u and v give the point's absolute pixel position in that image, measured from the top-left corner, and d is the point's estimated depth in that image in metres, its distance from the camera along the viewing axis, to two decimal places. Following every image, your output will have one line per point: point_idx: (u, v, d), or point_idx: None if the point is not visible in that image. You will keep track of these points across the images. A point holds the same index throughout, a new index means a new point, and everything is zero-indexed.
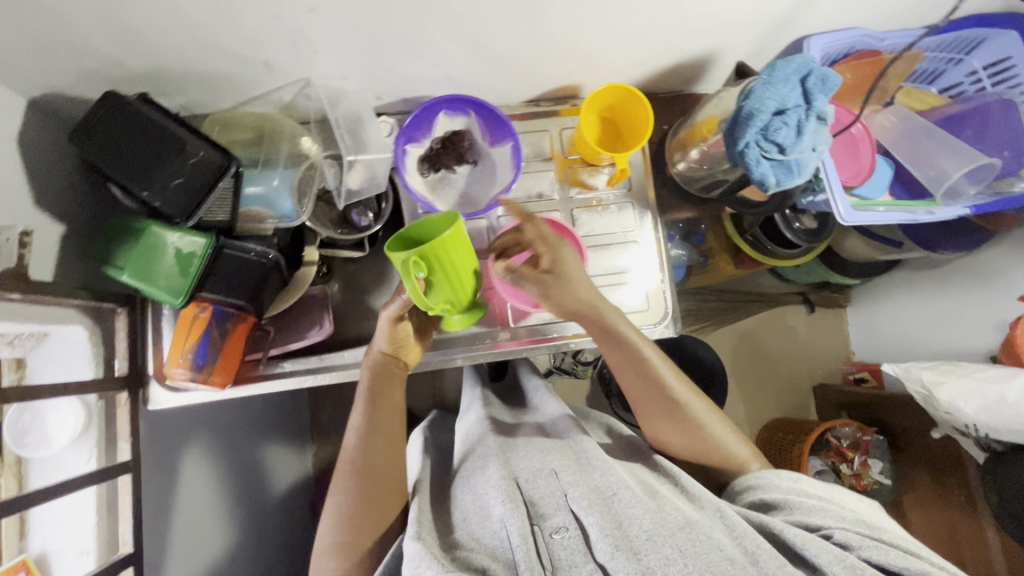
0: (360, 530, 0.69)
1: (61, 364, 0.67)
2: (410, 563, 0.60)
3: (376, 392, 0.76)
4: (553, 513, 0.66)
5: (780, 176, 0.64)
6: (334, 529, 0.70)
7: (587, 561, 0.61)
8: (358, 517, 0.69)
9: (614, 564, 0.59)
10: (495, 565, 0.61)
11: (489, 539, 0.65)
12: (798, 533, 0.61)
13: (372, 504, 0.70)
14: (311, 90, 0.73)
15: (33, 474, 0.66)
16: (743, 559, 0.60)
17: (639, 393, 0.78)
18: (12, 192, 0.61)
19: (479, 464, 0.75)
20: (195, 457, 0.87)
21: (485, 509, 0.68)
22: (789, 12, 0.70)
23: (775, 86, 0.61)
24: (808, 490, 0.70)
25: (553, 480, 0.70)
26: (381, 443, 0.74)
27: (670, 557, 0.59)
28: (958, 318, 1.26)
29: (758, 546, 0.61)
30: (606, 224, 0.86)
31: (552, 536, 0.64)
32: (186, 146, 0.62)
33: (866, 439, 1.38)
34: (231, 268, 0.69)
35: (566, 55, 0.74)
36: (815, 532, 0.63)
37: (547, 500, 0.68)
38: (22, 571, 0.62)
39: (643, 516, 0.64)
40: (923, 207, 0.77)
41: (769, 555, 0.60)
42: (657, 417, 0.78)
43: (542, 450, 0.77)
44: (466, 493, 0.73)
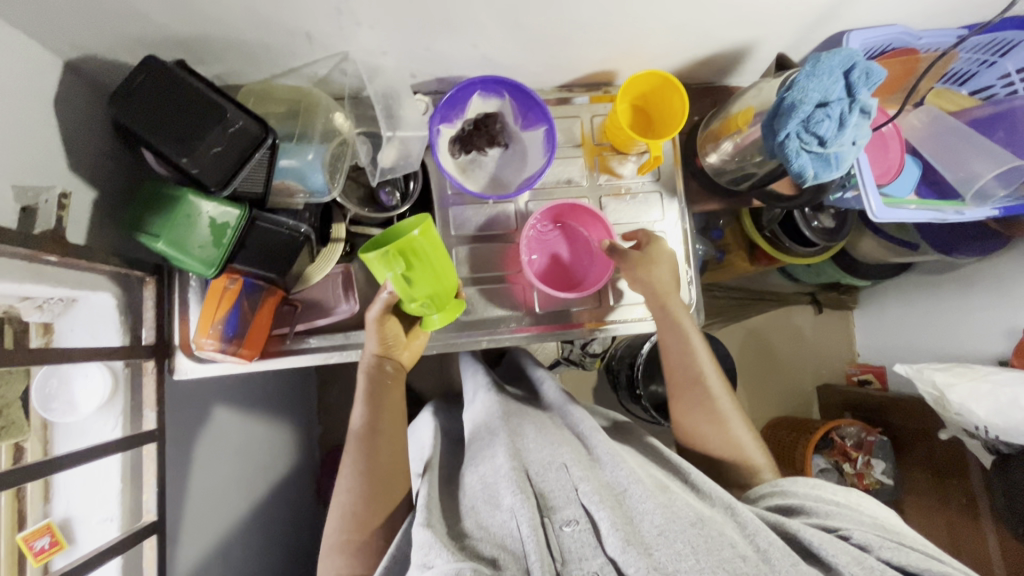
0: (365, 524, 0.69)
1: (87, 331, 0.67)
2: (420, 549, 0.59)
3: (373, 390, 0.76)
4: (563, 506, 0.66)
5: (818, 169, 0.65)
6: (336, 526, 0.70)
7: (596, 555, 0.60)
8: (364, 508, 0.70)
9: (625, 559, 0.58)
10: (503, 555, 0.60)
11: (497, 528, 0.64)
12: (817, 535, 0.59)
13: (377, 494, 0.71)
14: (348, 65, 0.73)
15: (59, 440, 0.67)
16: (755, 557, 0.58)
17: (678, 374, 0.81)
18: (47, 154, 0.60)
19: (490, 451, 0.76)
20: (208, 430, 0.87)
21: (494, 498, 0.68)
22: (832, 6, 0.70)
23: (819, 78, 0.61)
24: (827, 494, 0.69)
25: (564, 473, 0.70)
26: (383, 435, 0.74)
27: (681, 553, 0.58)
28: (966, 322, 1.27)
29: (771, 543, 0.59)
30: (633, 212, 0.87)
31: (562, 528, 0.64)
32: (226, 113, 0.61)
33: (870, 439, 1.40)
34: (263, 240, 0.69)
35: (604, 40, 0.74)
36: (834, 533, 0.62)
37: (557, 493, 0.68)
38: (48, 534, 0.64)
39: (654, 511, 0.62)
40: (952, 208, 0.77)
41: (781, 551, 0.58)
42: (687, 404, 0.81)
43: (550, 437, 0.78)
44: (475, 477, 0.74)
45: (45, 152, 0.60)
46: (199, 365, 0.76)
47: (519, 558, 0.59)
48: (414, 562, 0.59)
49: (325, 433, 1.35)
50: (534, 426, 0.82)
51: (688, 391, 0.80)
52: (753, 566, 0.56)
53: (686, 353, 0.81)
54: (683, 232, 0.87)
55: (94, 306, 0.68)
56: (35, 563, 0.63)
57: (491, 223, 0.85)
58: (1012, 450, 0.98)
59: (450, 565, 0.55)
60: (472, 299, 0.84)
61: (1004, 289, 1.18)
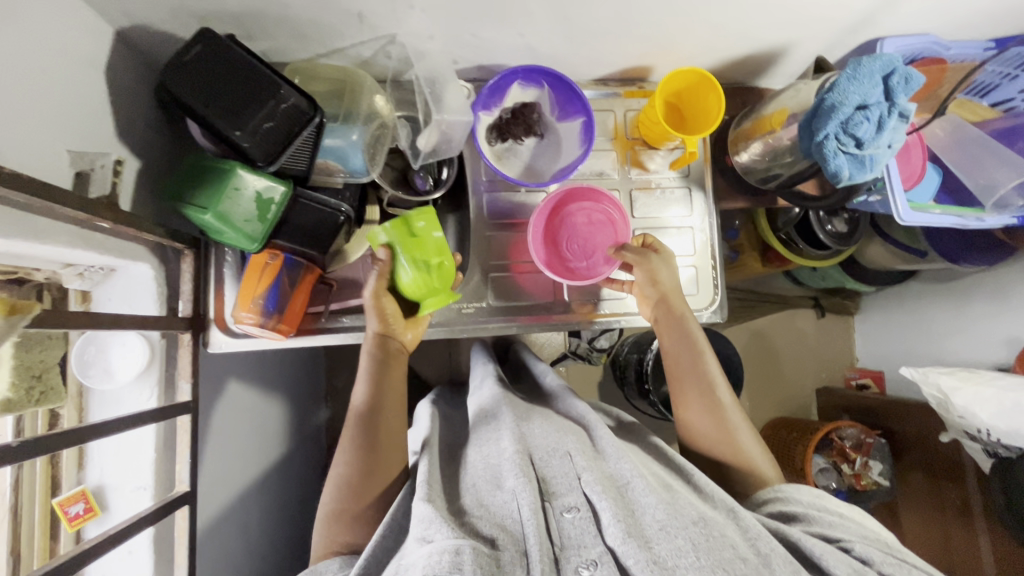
0: (359, 497, 0.67)
1: (126, 300, 0.68)
2: (419, 524, 0.57)
3: (375, 367, 0.74)
4: (564, 492, 0.61)
5: (853, 170, 0.67)
6: (331, 497, 0.68)
7: (595, 544, 0.56)
8: (360, 486, 0.68)
9: (623, 550, 0.54)
10: (502, 536, 0.56)
11: (498, 509, 0.60)
12: (819, 544, 0.57)
13: (376, 470, 0.69)
14: (394, 47, 0.74)
15: (93, 407, 0.67)
16: (755, 560, 0.54)
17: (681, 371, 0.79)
18: (98, 122, 0.60)
19: (494, 434, 0.73)
20: (227, 405, 0.87)
21: (497, 480, 0.64)
22: (870, 12, 0.72)
23: (860, 81, 0.63)
24: (829, 504, 0.66)
25: (568, 461, 0.65)
26: (385, 414, 0.72)
27: (682, 549, 0.54)
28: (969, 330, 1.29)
29: (773, 549, 0.56)
30: (661, 206, 0.89)
31: (561, 515, 0.59)
32: (279, 89, 0.62)
33: (869, 441, 1.37)
34: (305, 218, 0.70)
35: (647, 35, 0.75)
36: (834, 544, 0.59)
37: (559, 480, 0.63)
38: (82, 501, 0.65)
39: (657, 505, 0.58)
40: (974, 215, 0.81)
41: (783, 558, 0.55)
42: (693, 409, 0.78)
43: (554, 428, 0.73)
44: (477, 459, 0.70)
45: (98, 118, 0.60)
46: (233, 340, 0.77)
47: (519, 540, 0.56)
48: (412, 536, 0.56)
49: (332, 418, 1.34)
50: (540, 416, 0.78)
51: (695, 394, 0.78)
52: (752, 568, 0.53)
53: (694, 355, 0.79)
54: (709, 229, 0.89)
55: (133, 276, 0.68)
56: (69, 528, 0.64)
57: (521, 210, 0.87)
58: (1013, 455, 1.00)
59: (449, 541, 0.52)
60: (502, 286, 0.85)
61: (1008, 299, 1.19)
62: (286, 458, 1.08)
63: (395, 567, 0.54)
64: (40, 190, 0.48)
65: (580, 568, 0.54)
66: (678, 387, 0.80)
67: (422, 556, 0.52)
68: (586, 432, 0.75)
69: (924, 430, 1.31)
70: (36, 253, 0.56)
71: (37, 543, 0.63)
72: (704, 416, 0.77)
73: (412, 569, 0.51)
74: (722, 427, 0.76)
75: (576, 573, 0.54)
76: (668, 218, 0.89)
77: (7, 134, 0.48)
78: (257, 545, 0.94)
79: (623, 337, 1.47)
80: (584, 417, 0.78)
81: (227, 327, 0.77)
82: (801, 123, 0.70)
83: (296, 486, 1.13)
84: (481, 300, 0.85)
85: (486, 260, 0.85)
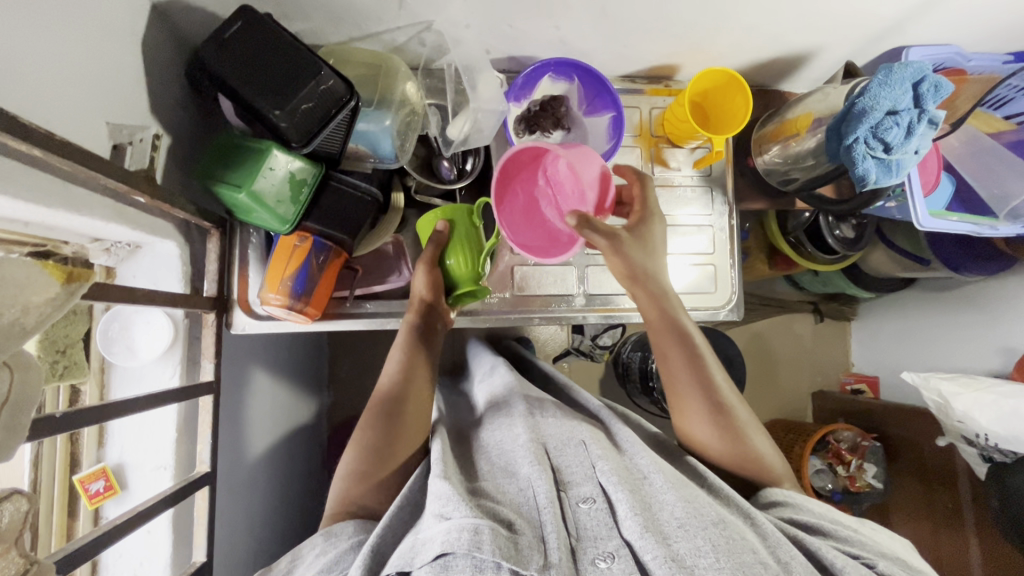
0: (382, 464, 0.67)
1: (150, 276, 0.67)
2: (438, 500, 0.55)
3: (416, 335, 0.76)
4: (580, 483, 0.59)
5: (880, 174, 0.68)
6: (354, 458, 0.67)
7: (613, 536, 0.53)
8: (380, 450, 0.67)
9: (641, 545, 0.50)
10: (519, 520, 0.54)
11: (514, 496, 0.58)
12: (840, 557, 0.53)
13: (401, 438, 0.69)
14: (429, 34, 0.74)
15: (116, 384, 0.67)
16: (777, 567, 0.50)
17: (675, 369, 0.73)
18: (134, 95, 0.60)
19: (508, 421, 0.71)
20: (249, 390, 0.87)
21: (512, 468, 0.63)
22: (898, 21, 0.73)
23: (891, 87, 0.64)
24: (842, 519, 0.62)
25: (582, 449, 0.64)
26: (416, 386, 0.73)
27: (701, 548, 0.49)
28: (960, 342, 1.24)
29: (793, 557, 0.52)
30: (682, 204, 0.90)
31: (577, 506, 0.57)
32: (320, 71, 0.61)
33: (865, 444, 1.32)
34: (336, 201, 0.70)
35: (679, 33, 0.76)
36: (858, 561, 0.55)
37: (574, 469, 0.61)
38: (104, 479, 0.65)
39: (676, 502, 0.54)
40: (988, 222, 0.83)
41: (804, 567, 0.51)
42: (694, 414, 0.71)
43: (570, 418, 0.72)
44: (492, 446, 0.69)
45: (134, 93, 0.59)
46: (258, 322, 0.77)
47: (536, 526, 0.53)
48: (430, 513, 0.55)
49: (335, 407, 1.33)
50: (556, 406, 0.76)
51: (696, 399, 0.71)
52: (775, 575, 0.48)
53: (690, 355, 0.72)
54: (729, 229, 0.91)
55: (158, 254, 0.67)
56: (90, 505, 0.65)
57: None
58: (1008, 460, 0.99)
59: (468, 520, 0.50)
60: (526, 277, 0.86)
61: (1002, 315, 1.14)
62: (292, 445, 1.07)
63: (410, 542, 0.53)
64: (85, 159, 0.47)
65: (597, 560, 0.51)
66: (676, 392, 0.73)
67: (440, 533, 0.50)
68: (599, 424, 0.74)
69: (920, 434, 1.27)
70: (68, 225, 0.55)
71: (56, 521, 0.65)
72: (707, 422, 0.70)
73: (430, 543, 0.50)
74: (728, 431, 0.70)
75: (592, 565, 0.51)
76: (691, 216, 0.90)
77: (52, 102, 0.47)
78: (265, 530, 0.92)
79: (626, 335, 1.41)
80: (592, 408, 0.79)
81: (252, 310, 0.77)
82: (829, 127, 0.71)
83: (300, 474, 1.12)
84: (504, 291, 0.86)
85: (511, 251, 0.86)
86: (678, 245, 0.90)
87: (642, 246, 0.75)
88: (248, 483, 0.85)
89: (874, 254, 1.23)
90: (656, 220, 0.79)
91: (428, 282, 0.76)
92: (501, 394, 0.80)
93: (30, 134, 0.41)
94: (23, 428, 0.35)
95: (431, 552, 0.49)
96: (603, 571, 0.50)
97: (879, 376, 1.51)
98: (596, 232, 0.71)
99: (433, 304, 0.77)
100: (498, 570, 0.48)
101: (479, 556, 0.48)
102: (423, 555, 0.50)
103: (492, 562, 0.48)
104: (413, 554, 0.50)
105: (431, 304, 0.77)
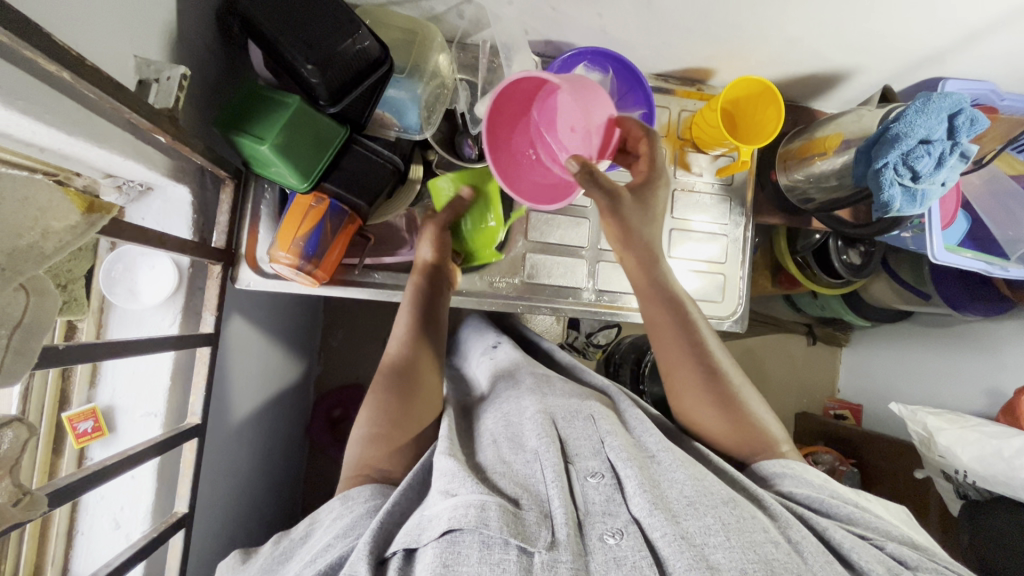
0: (401, 424, 0.66)
1: (160, 220, 0.65)
2: (443, 477, 0.55)
3: (424, 295, 0.75)
4: (587, 457, 0.58)
5: (903, 202, 0.69)
6: (370, 421, 0.67)
7: (621, 512, 0.52)
8: (398, 404, 0.67)
9: (649, 522, 0.50)
10: (525, 496, 0.53)
11: (520, 467, 0.58)
12: (848, 538, 0.52)
13: (415, 407, 0.68)
14: (469, 7, 0.73)
15: (113, 324, 0.66)
16: (787, 546, 0.50)
17: (669, 345, 0.70)
18: (165, 30, 0.57)
19: (514, 394, 0.71)
20: (241, 346, 0.85)
21: (518, 440, 0.62)
22: (940, 51, 0.73)
23: (927, 116, 0.64)
24: (842, 493, 0.60)
25: (591, 424, 0.63)
26: (426, 346, 0.74)
27: (712, 527, 0.49)
28: (946, 378, 1.21)
29: (804, 537, 0.51)
30: (698, 208, 0.90)
31: (585, 480, 0.56)
32: (357, 30, 0.60)
33: (843, 468, 1.28)
34: (358, 165, 0.69)
35: (721, 37, 0.75)
36: (864, 540, 0.54)
37: (581, 443, 0.60)
38: (91, 420, 0.64)
39: (685, 481, 0.54)
40: (999, 264, 0.83)
41: (815, 547, 0.51)
42: (692, 392, 0.69)
43: (579, 393, 0.71)
44: (495, 420, 0.68)
45: (165, 29, 0.57)
46: (263, 280, 0.76)
47: (543, 502, 0.53)
48: (435, 490, 0.54)
49: (323, 374, 1.32)
50: (564, 380, 0.76)
51: (689, 370, 0.68)
52: (786, 554, 0.48)
53: (685, 329, 0.69)
54: (742, 240, 0.91)
55: (170, 198, 0.65)
56: (76, 443, 0.63)
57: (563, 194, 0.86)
58: (982, 498, 0.98)
59: (475, 496, 0.50)
60: (536, 266, 0.86)
61: (992, 355, 1.13)
62: (278, 407, 1.05)
63: (416, 519, 0.52)
64: (114, 90, 0.46)
65: (604, 536, 0.50)
66: (673, 372, 0.70)
67: (446, 509, 0.50)
68: (608, 398, 0.75)
69: (897, 464, 1.24)
70: (84, 156, 0.54)
71: (40, 457, 0.65)
72: (706, 398, 0.68)
73: (437, 520, 0.50)
74: (730, 408, 0.67)
75: (600, 540, 0.50)
76: (707, 224, 0.90)
77: (81, 25, 0.45)
78: (247, 489, 0.92)
79: (621, 335, 1.37)
80: (601, 383, 0.79)
81: (258, 266, 0.76)
82: (858, 150, 0.71)
83: (281, 437, 1.10)
84: (513, 277, 0.85)
85: (524, 238, 0.85)
86: (691, 251, 0.89)
87: (642, 208, 0.69)
88: (233, 441, 0.84)
89: (877, 283, 1.20)
90: (662, 181, 0.70)
91: (433, 242, 0.76)
92: (508, 367, 0.81)
93: (60, 54, 0.39)
94: (29, 355, 0.35)
95: (438, 528, 0.48)
96: (611, 547, 0.49)
97: (863, 403, 1.48)
98: (597, 185, 0.64)
99: (441, 263, 0.77)
100: (507, 548, 0.47)
101: (487, 532, 0.47)
102: (429, 531, 0.49)
103: (500, 538, 0.47)
104: (420, 531, 0.50)
105: (438, 263, 0.77)
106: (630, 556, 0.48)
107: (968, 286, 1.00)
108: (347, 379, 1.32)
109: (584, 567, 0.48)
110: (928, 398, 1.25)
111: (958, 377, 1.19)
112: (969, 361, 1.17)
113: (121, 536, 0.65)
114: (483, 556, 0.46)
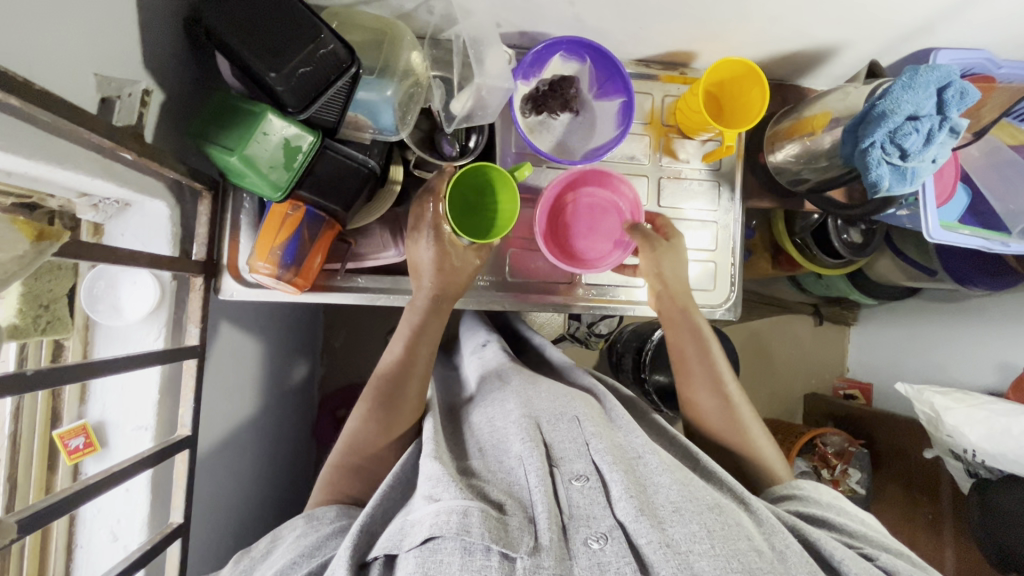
0: (370, 451, 0.68)
1: (139, 237, 0.66)
2: (428, 482, 0.55)
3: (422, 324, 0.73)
4: (573, 460, 0.58)
5: (893, 181, 0.66)
6: (342, 452, 0.68)
7: (605, 516, 0.51)
8: (373, 424, 0.68)
9: (635, 528, 0.49)
10: (509, 501, 0.53)
11: (504, 472, 0.58)
12: (840, 550, 0.51)
13: (393, 424, 0.69)
14: (438, 3, 0.71)
15: (99, 341, 0.67)
16: (771, 554, 0.49)
17: (692, 367, 0.76)
18: (125, 44, 0.57)
19: (500, 396, 0.71)
20: (234, 353, 0.86)
21: (504, 443, 0.62)
22: (930, 20, 0.70)
23: (915, 90, 0.61)
24: (849, 510, 0.62)
25: (577, 427, 0.62)
26: (420, 364, 0.72)
27: (696, 534, 0.49)
28: (955, 354, 1.19)
29: (789, 546, 0.51)
30: (685, 196, 0.88)
31: (569, 484, 0.55)
32: (321, 34, 0.59)
33: (852, 450, 1.25)
34: (330, 172, 0.68)
35: (700, 19, 0.73)
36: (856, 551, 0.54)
37: (566, 446, 0.60)
38: (82, 437, 0.65)
39: (671, 486, 0.53)
40: (998, 239, 0.80)
41: (800, 556, 0.50)
42: (704, 411, 0.75)
43: (564, 392, 0.70)
44: (483, 422, 0.69)
45: (126, 44, 0.57)
46: (247, 289, 0.76)
47: (527, 507, 0.53)
48: (420, 495, 0.54)
49: (327, 375, 1.33)
50: (549, 380, 0.75)
51: (708, 390, 0.75)
52: (769, 562, 0.48)
53: (708, 353, 0.76)
54: (733, 226, 0.89)
55: (147, 213, 0.65)
56: (69, 460, 0.64)
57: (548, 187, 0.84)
58: (993, 477, 0.95)
59: (458, 501, 0.50)
60: (522, 262, 0.85)
61: (1000, 330, 1.10)
62: (280, 410, 1.06)
63: (400, 524, 0.52)
64: (67, 111, 0.45)
65: (589, 541, 0.50)
66: (690, 390, 0.76)
67: (428, 514, 0.50)
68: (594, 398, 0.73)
69: (909, 443, 1.21)
70: (52, 178, 0.53)
71: (35, 474, 0.65)
72: (715, 421, 0.74)
73: (418, 526, 0.50)
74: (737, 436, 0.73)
75: (584, 545, 0.49)
76: (695, 211, 0.88)
77: (32, 46, 0.45)
78: (251, 494, 0.93)
79: (623, 324, 1.35)
80: (588, 381, 0.78)
81: (240, 276, 0.76)
82: (845, 129, 0.69)
83: (286, 439, 1.11)
84: (498, 274, 0.84)
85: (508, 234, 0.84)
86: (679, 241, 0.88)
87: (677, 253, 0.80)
88: (232, 446, 0.85)
89: (880, 262, 1.17)
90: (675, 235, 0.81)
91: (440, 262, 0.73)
92: (495, 366, 0.80)
93: (6, 81, 0.39)
94: None
95: (419, 535, 0.49)
96: (596, 551, 0.49)
97: (872, 382, 1.46)
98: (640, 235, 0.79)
99: (445, 291, 0.74)
100: (488, 553, 0.47)
101: (467, 539, 0.47)
102: (410, 538, 0.50)
103: (482, 544, 0.47)
104: (401, 537, 0.50)
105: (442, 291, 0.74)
106: (614, 562, 0.47)
107: (974, 260, 0.97)
108: (350, 379, 1.33)
109: (567, 571, 0.47)
110: (937, 375, 1.22)
111: (968, 354, 1.16)
112: (978, 338, 1.14)
113: (120, 548, 0.66)
114: (464, 563, 0.46)
